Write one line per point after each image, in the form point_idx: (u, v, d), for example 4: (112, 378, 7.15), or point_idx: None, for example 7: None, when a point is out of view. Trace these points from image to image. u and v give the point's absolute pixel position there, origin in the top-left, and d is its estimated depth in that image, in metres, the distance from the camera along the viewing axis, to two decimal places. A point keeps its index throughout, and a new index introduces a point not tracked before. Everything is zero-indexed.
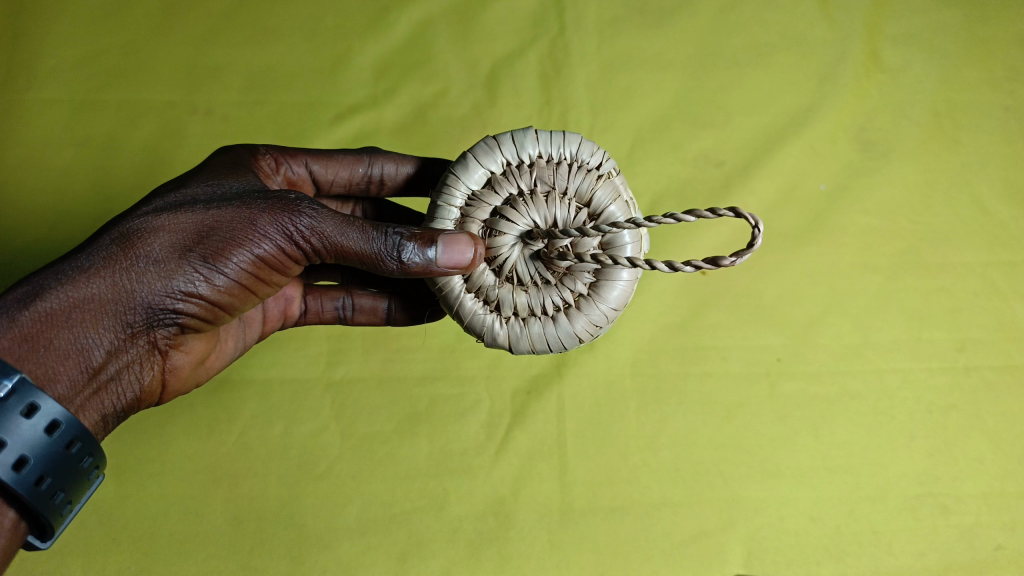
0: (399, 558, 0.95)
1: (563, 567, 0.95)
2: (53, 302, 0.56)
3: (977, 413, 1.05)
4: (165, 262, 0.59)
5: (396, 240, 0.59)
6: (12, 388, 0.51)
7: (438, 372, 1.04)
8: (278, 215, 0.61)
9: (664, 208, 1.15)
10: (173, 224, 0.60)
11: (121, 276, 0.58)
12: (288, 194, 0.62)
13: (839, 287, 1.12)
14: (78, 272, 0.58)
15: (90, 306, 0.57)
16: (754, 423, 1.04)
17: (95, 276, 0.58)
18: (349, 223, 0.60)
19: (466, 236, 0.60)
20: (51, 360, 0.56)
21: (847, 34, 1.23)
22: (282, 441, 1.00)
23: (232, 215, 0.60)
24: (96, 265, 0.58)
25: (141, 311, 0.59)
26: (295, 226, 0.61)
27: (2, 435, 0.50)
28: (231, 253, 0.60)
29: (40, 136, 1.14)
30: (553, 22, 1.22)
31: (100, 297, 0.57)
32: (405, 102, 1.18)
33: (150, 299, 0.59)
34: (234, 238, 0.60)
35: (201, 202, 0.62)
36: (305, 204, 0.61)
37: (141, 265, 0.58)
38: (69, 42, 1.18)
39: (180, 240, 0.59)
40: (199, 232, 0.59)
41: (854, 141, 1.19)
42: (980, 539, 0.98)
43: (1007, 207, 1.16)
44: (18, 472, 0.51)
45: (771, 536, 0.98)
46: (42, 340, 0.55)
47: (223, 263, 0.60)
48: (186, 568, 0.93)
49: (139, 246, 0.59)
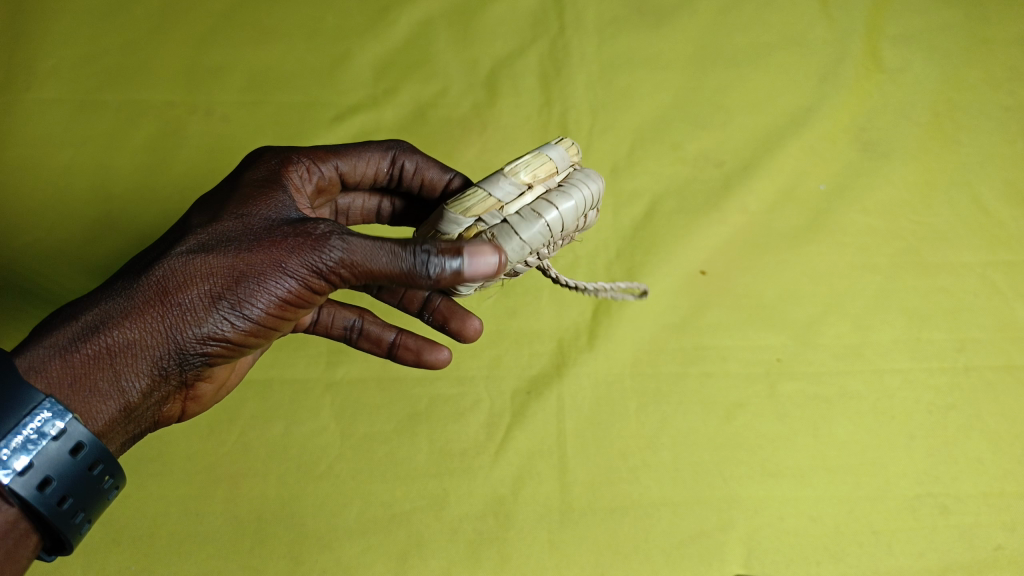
0: (398, 558, 0.94)
1: (563, 567, 0.94)
2: (86, 350, 0.55)
3: (976, 413, 1.05)
4: (198, 306, 0.57)
5: (424, 257, 0.56)
6: (64, 428, 0.51)
7: (438, 372, 1.04)
8: (306, 252, 0.58)
9: (665, 207, 1.15)
10: (204, 265, 0.58)
11: (155, 321, 0.56)
12: (315, 226, 0.59)
13: (839, 286, 1.11)
14: (115, 317, 0.56)
15: (124, 351, 0.56)
16: (754, 423, 1.03)
17: (128, 322, 0.56)
18: (379, 248, 0.57)
19: (490, 243, 0.57)
20: (91, 406, 0.55)
21: (845, 36, 1.24)
22: (282, 440, 1.00)
23: (262, 256, 0.58)
24: (129, 311, 0.56)
25: (176, 356, 0.57)
26: (322, 262, 0.58)
27: (49, 472, 0.51)
28: (261, 294, 0.58)
29: (39, 135, 1.14)
30: (553, 23, 1.23)
31: (134, 343, 0.56)
32: (405, 102, 1.18)
33: (184, 344, 0.57)
34: (264, 280, 0.57)
35: (228, 240, 0.59)
36: (333, 237, 0.58)
37: (175, 309, 0.57)
38: (69, 43, 1.18)
39: (212, 283, 0.57)
40: (229, 274, 0.57)
41: (854, 141, 1.20)
42: (979, 538, 0.98)
43: (1008, 206, 1.16)
44: (59, 507, 0.52)
45: (770, 537, 0.97)
46: (82, 384, 0.55)
47: (253, 304, 0.58)
48: (186, 569, 0.93)
49: (172, 290, 0.57)
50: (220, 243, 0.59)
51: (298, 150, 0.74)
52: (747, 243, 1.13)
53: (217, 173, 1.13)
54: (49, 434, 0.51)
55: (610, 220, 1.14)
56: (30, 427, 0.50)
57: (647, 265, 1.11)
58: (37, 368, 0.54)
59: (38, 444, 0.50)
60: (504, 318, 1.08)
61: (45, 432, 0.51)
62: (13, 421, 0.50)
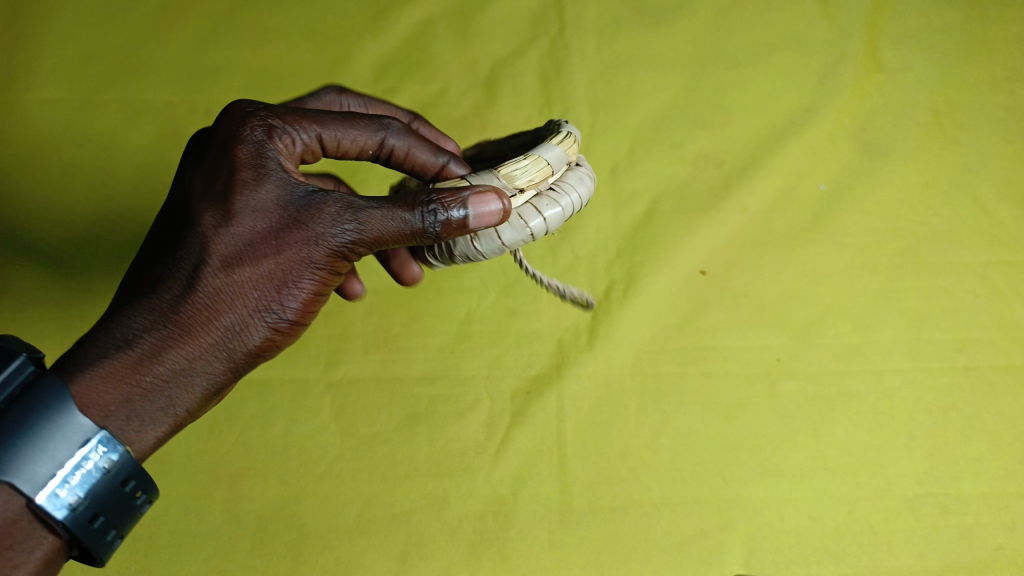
0: (398, 559, 0.94)
1: (562, 567, 0.94)
2: (131, 381, 0.54)
3: (977, 413, 1.04)
4: (237, 315, 0.57)
5: (433, 219, 0.58)
6: (114, 460, 0.53)
7: (438, 371, 1.04)
8: (325, 238, 0.58)
9: (665, 207, 1.15)
10: (232, 276, 0.56)
11: (200, 340, 0.56)
12: (324, 204, 0.58)
13: (839, 286, 1.11)
14: (151, 344, 0.55)
15: (173, 375, 0.55)
16: (754, 424, 1.03)
17: (169, 345, 0.55)
18: (394, 217, 0.58)
19: (492, 192, 0.59)
20: (146, 435, 0.55)
21: (845, 36, 1.24)
22: (283, 441, 1.00)
23: (288, 253, 0.57)
24: (167, 335, 0.55)
25: (224, 373, 0.58)
26: (344, 244, 0.58)
27: (98, 507, 0.53)
28: (293, 291, 0.58)
29: (39, 135, 1.14)
30: (553, 23, 1.23)
31: (179, 371, 0.55)
32: (405, 102, 1.18)
33: (231, 359, 0.58)
34: (294, 276, 0.58)
35: (246, 240, 0.57)
36: (346, 216, 0.58)
37: (216, 324, 0.56)
38: (69, 43, 1.18)
39: (244, 291, 0.57)
40: (258, 278, 0.57)
41: (853, 141, 1.20)
42: (980, 539, 0.97)
43: (1008, 206, 1.16)
44: (94, 527, 0.53)
45: (770, 537, 0.97)
46: (132, 413, 0.54)
47: (290, 303, 0.58)
48: (186, 568, 0.93)
49: (207, 305, 0.56)
50: (239, 247, 0.57)
51: (278, 117, 0.62)
52: (747, 243, 1.13)
53: None
54: (98, 466, 0.52)
55: (609, 219, 1.14)
56: (72, 446, 0.51)
57: (646, 265, 1.11)
58: (81, 408, 0.53)
59: (92, 477, 0.52)
60: (504, 318, 1.08)
61: (99, 465, 0.52)
62: (65, 454, 0.51)
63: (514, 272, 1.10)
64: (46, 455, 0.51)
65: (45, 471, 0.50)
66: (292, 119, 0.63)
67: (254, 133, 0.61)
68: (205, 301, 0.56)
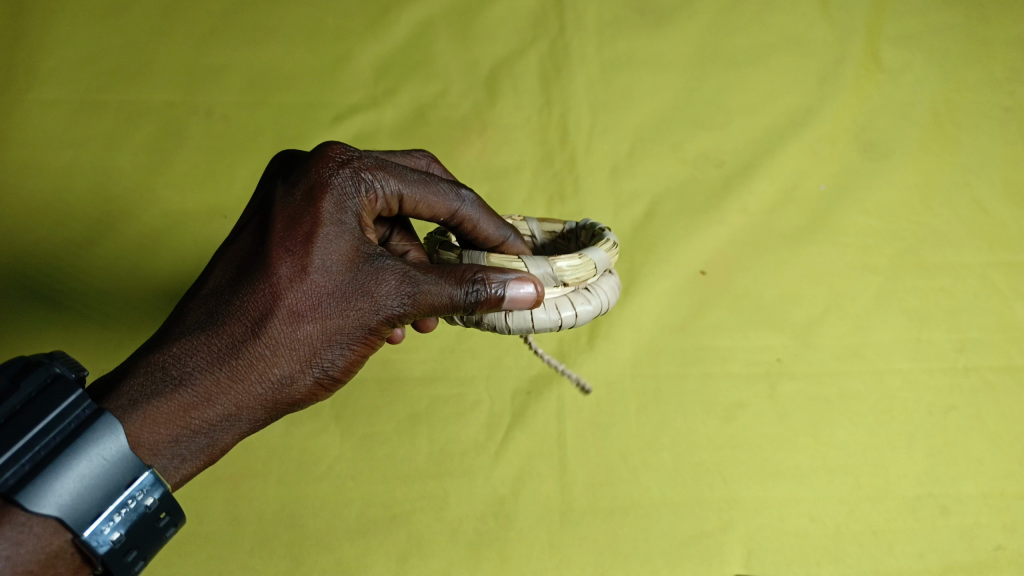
0: (398, 559, 0.94)
1: (563, 568, 0.93)
2: (181, 422, 0.53)
3: (976, 413, 1.05)
4: (286, 367, 0.56)
5: (478, 299, 0.58)
6: (158, 499, 0.49)
7: (438, 372, 1.05)
8: (384, 304, 0.57)
9: (665, 208, 1.15)
10: (290, 329, 0.55)
11: (250, 389, 0.55)
12: (389, 270, 0.57)
13: (839, 287, 1.11)
14: (204, 387, 0.54)
15: (219, 421, 0.54)
16: (755, 424, 1.03)
17: (220, 391, 0.54)
18: (449, 295, 0.58)
19: (532, 282, 0.60)
20: (185, 469, 0.54)
21: (846, 35, 1.24)
22: (283, 441, 1.00)
23: (346, 314, 0.56)
24: (219, 379, 0.54)
25: (261, 418, 0.57)
26: (399, 311, 0.57)
27: (133, 547, 0.49)
28: (341, 351, 0.57)
29: (40, 136, 1.14)
30: (553, 22, 1.22)
31: (225, 415, 0.54)
32: (405, 102, 1.18)
33: (271, 409, 0.57)
34: (345, 336, 0.57)
35: (311, 293, 0.56)
36: (407, 285, 0.57)
37: (266, 376, 0.55)
38: (69, 43, 1.18)
39: (298, 343, 0.56)
40: (315, 333, 0.56)
41: (853, 141, 1.20)
42: (980, 539, 0.97)
43: (1007, 207, 1.16)
44: (126, 560, 0.48)
45: (771, 537, 0.97)
46: (175, 454, 0.53)
47: (335, 360, 0.57)
48: (185, 569, 0.93)
49: (261, 355, 0.55)
50: (303, 300, 0.55)
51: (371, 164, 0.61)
52: (747, 244, 1.13)
53: (218, 174, 1.13)
54: (142, 503, 0.49)
55: (610, 220, 1.14)
56: (92, 474, 0.47)
57: (647, 266, 1.11)
58: (133, 447, 0.51)
59: (132, 513, 0.48)
60: None
61: (140, 501, 0.49)
62: (110, 486, 0.48)
63: None
64: (65, 477, 0.46)
65: (81, 501, 0.46)
66: (381, 172, 0.62)
67: (342, 183, 0.60)
68: (260, 349, 0.55)
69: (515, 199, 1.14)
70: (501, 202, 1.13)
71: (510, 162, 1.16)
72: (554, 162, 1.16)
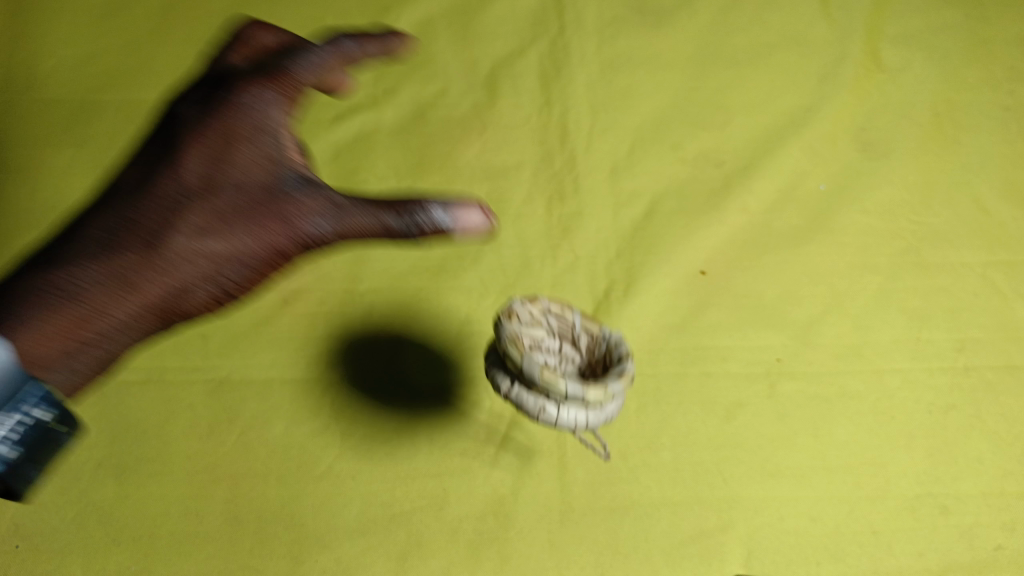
0: (398, 558, 0.94)
1: (563, 567, 0.95)
2: (135, 258, 0.79)
3: (976, 413, 1.05)
4: (221, 239, 0.80)
5: (418, 223, 0.75)
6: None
7: (438, 371, 1.04)
8: (283, 212, 0.79)
9: (665, 207, 1.15)
10: (193, 237, 0.80)
11: (179, 253, 0.80)
12: (280, 187, 0.80)
13: (839, 287, 1.11)
14: (152, 244, 0.80)
15: (174, 263, 0.80)
16: (755, 424, 1.03)
17: (159, 250, 0.80)
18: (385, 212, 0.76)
19: (475, 204, 0.78)
20: (127, 306, 0.79)
21: (845, 36, 1.25)
22: (282, 441, 1.00)
23: (248, 221, 0.79)
24: (140, 253, 0.79)
25: (204, 281, 0.80)
26: (307, 221, 0.79)
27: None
28: (267, 231, 0.80)
29: (39, 135, 1.14)
30: (553, 24, 1.23)
31: (165, 261, 0.80)
32: (405, 101, 1.18)
33: (184, 292, 0.81)
34: (265, 231, 0.79)
35: (232, 202, 0.81)
36: (304, 202, 0.79)
37: (196, 242, 0.80)
38: (69, 43, 1.18)
39: (217, 221, 0.79)
40: (240, 216, 0.80)
41: (854, 141, 1.19)
42: (980, 538, 0.98)
43: (1008, 206, 1.16)
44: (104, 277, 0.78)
45: (771, 536, 0.97)
46: (132, 272, 0.79)
47: (255, 238, 0.80)
48: (186, 568, 0.93)
49: (182, 224, 0.80)
50: (213, 208, 0.81)
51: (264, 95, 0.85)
52: (748, 243, 1.13)
53: None
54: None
55: (610, 219, 1.13)
56: None
57: (647, 265, 1.11)
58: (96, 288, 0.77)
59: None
60: None
61: None
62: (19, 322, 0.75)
63: (515, 271, 1.09)
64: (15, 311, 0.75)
65: None
66: (267, 96, 0.86)
67: (245, 100, 0.84)
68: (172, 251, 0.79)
69: (515, 199, 1.14)
70: (501, 201, 1.13)
71: (510, 161, 1.16)
72: (554, 161, 1.16)
